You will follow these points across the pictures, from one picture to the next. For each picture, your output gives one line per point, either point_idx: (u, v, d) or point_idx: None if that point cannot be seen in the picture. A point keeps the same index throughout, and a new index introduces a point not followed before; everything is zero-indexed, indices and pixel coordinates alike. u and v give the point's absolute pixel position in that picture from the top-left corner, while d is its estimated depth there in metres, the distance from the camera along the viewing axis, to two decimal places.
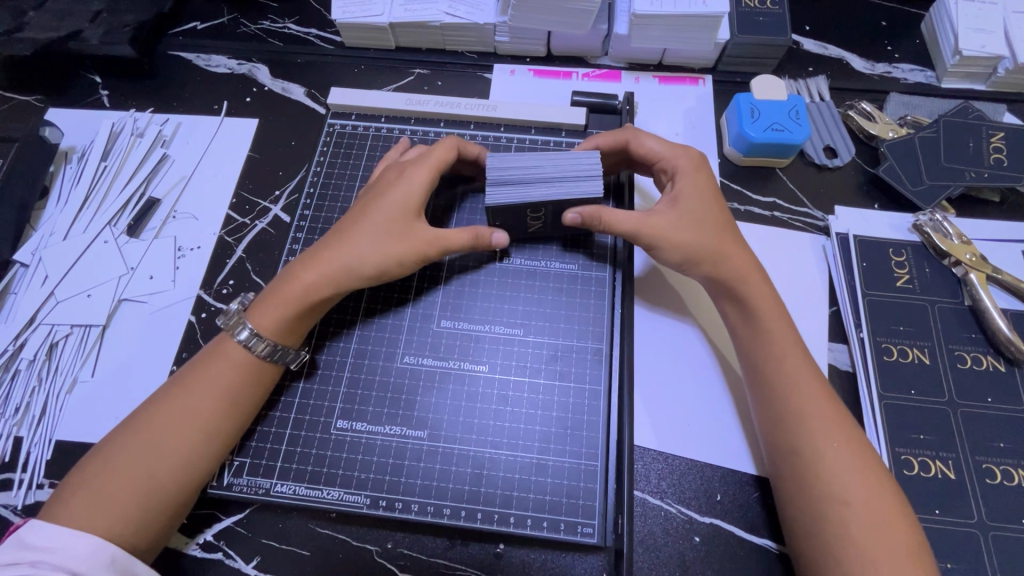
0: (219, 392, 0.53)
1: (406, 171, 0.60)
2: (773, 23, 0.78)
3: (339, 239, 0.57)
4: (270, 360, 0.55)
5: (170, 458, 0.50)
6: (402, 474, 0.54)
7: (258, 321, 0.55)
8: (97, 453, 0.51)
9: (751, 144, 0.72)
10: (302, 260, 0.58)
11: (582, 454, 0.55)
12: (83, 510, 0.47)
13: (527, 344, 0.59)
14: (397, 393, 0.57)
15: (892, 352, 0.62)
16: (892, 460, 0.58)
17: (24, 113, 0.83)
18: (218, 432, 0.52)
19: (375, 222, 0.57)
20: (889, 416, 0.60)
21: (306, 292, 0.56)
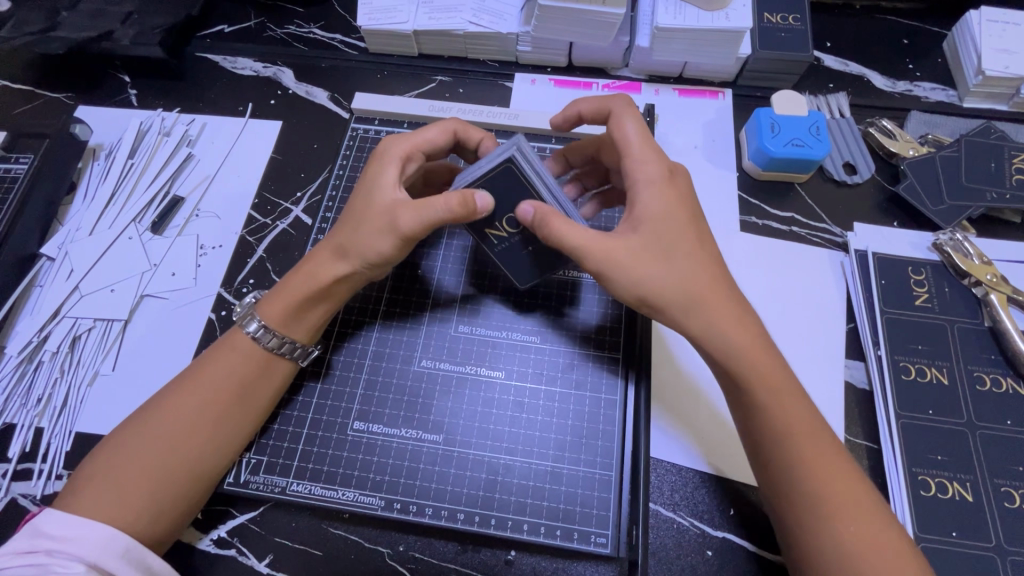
0: (231, 385, 0.53)
1: (387, 151, 0.57)
2: (795, 39, 0.78)
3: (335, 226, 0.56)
4: (277, 353, 0.55)
5: (183, 450, 0.51)
6: (417, 477, 0.55)
7: (265, 315, 0.55)
8: (111, 444, 0.51)
9: (770, 159, 0.73)
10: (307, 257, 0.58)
11: (596, 464, 0.55)
12: (96, 501, 0.48)
13: (543, 351, 0.59)
14: (414, 396, 0.58)
15: (909, 371, 0.62)
16: (907, 481, 0.57)
17: (55, 109, 0.85)
18: (230, 424, 0.53)
19: (361, 205, 0.54)
20: (906, 435, 0.59)
21: (309, 281, 0.55)
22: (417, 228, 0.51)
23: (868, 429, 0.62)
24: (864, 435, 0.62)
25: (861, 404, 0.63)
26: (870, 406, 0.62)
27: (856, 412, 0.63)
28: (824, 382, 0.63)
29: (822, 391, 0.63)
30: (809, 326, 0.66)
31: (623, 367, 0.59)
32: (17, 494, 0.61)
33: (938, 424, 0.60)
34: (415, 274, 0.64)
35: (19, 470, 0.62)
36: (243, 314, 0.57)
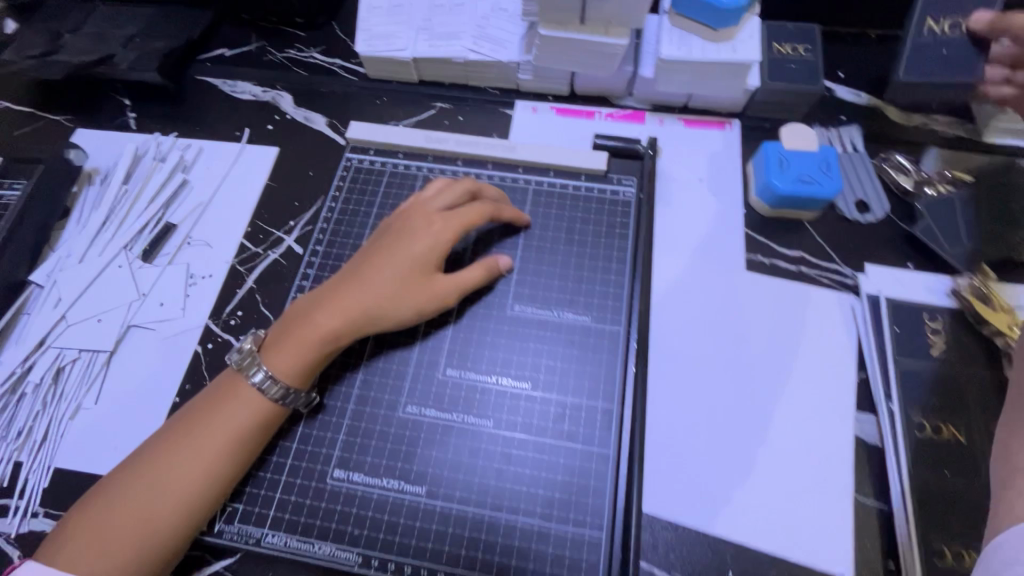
0: (218, 435, 0.51)
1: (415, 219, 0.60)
2: (805, 71, 0.75)
3: (348, 283, 0.57)
4: (280, 404, 0.54)
5: (168, 504, 0.49)
6: (397, 533, 0.52)
7: (274, 364, 0.53)
8: (97, 497, 0.50)
9: (779, 196, 0.70)
10: (315, 295, 0.58)
11: (585, 523, 0.52)
12: (79, 558, 0.48)
13: (534, 399, 0.57)
14: (398, 444, 0.55)
15: (924, 427, 0.58)
16: (920, 550, 0.53)
17: (53, 133, 0.85)
18: (216, 477, 0.51)
19: (387, 265, 0.57)
20: (921, 499, 0.55)
21: (321, 334, 0.55)
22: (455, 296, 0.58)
23: (879, 488, 0.58)
24: (875, 495, 0.58)
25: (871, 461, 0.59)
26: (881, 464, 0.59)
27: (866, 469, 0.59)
28: (832, 436, 0.60)
29: (830, 446, 0.59)
30: (817, 374, 0.63)
31: (619, 417, 0.56)
32: None
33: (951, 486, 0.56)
34: None
35: None
36: (240, 357, 0.55)
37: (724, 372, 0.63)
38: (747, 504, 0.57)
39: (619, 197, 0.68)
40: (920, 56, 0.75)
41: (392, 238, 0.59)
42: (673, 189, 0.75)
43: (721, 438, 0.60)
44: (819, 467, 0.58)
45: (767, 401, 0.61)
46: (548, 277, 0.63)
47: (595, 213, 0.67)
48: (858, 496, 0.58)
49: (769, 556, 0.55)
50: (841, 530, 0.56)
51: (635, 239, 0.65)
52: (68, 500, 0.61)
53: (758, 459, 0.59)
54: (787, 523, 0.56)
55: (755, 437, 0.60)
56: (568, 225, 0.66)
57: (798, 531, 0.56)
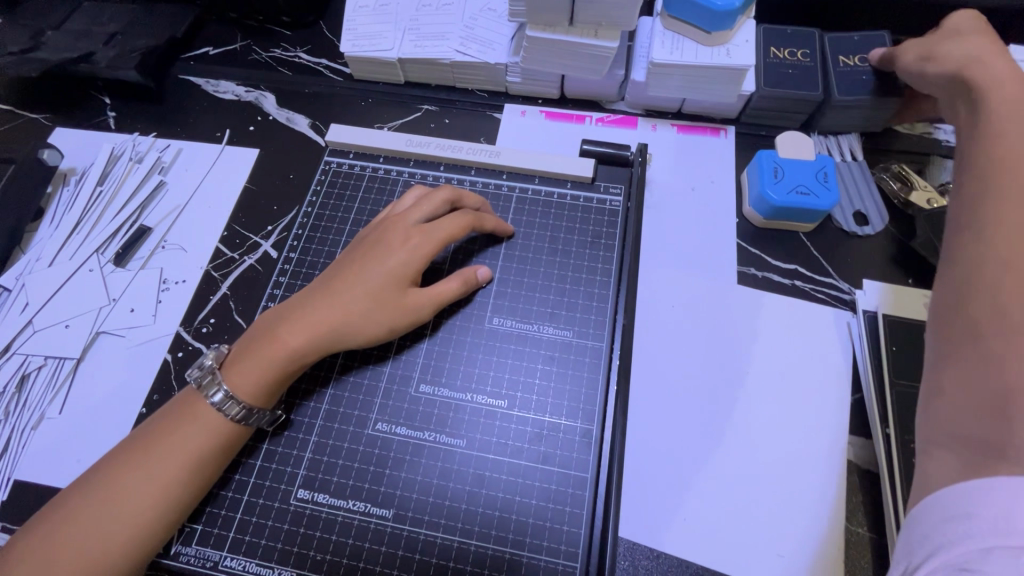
0: (178, 456, 0.49)
1: (394, 232, 0.57)
2: (803, 76, 0.73)
3: (321, 298, 0.54)
4: (242, 423, 0.52)
5: (122, 530, 0.47)
6: (362, 558, 0.50)
7: (234, 382, 0.51)
8: (47, 520, 0.48)
9: (772, 208, 0.67)
10: (283, 309, 0.55)
11: (559, 552, 0.49)
12: None
13: (510, 419, 0.54)
14: (366, 464, 0.53)
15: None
16: None
17: (31, 132, 0.83)
18: (175, 499, 0.49)
19: (360, 279, 0.55)
20: None
21: (288, 353, 0.52)
22: (429, 312, 0.56)
23: (872, 518, 0.55)
24: (868, 524, 0.55)
25: (865, 489, 0.56)
26: (875, 492, 0.56)
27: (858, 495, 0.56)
28: (824, 461, 0.57)
29: (821, 471, 0.57)
30: (810, 395, 0.60)
31: (598, 440, 0.53)
32: None
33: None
34: None
35: None
36: (200, 373, 0.52)
37: (711, 391, 0.60)
38: (731, 531, 0.54)
39: (606, 206, 0.65)
40: (846, 80, 0.71)
41: (366, 251, 0.57)
42: (663, 198, 0.72)
43: (706, 461, 0.57)
44: (810, 494, 0.56)
45: (756, 423, 0.59)
46: (529, 288, 0.61)
47: (580, 222, 0.64)
48: (849, 525, 0.54)
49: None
50: (831, 561, 0.53)
51: (621, 250, 0.62)
52: (27, 513, 0.58)
53: (745, 484, 0.56)
54: (774, 552, 0.53)
55: (743, 460, 0.57)
56: (552, 234, 0.64)
57: (785, 561, 0.53)
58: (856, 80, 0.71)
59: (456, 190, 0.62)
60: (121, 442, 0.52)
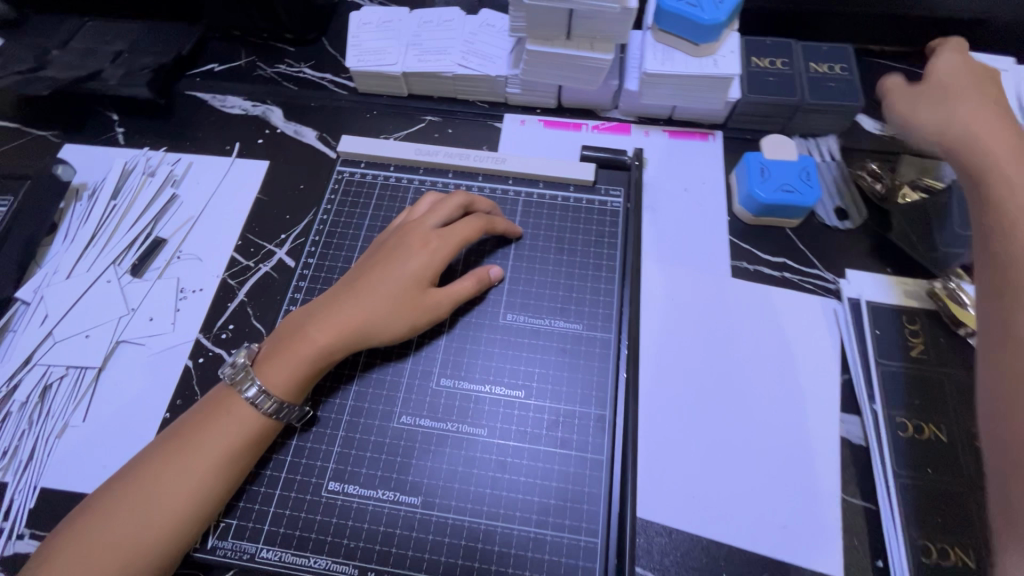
0: (213, 451, 0.51)
1: (414, 236, 0.61)
2: (784, 84, 0.78)
3: (346, 300, 0.57)
4: (273, 417, 0.54)
5: (161, 522, 0.49)
6: (394, 544, 0.52)
7: (268, 379, 0.54)
8: (86, 514, 0.49)
9: (761, 205, 0.72)
10: (310, 309, 0.58)
11: (580, 530, 0.52)
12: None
13: (527, 407, 0.57)
14: (392, 455, 0.56)
15: (907, 426, 0.60)
16: (907, 546, 0.55)
17: (40, 148, 0.84)
18: (210, 493, 0.51)
19: (384, 281, 0.58)
20: (906, 496, 0.57)
21: (318, 351, 0.55)
22: (447, 310, 0.59)
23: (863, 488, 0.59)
24: (861, 494, 0.59)
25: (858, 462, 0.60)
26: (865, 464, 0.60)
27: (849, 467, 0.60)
28: (819, 438, 0.61)
29: (817, 445, 0.61)
30: (804, 377, 0.64)
31: (613, 426, 0.56)
32: None
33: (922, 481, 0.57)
34: None
35: None
36: (232, 371, 0.55)
37: (712, 378, 0.64)
38: (737, 505, 0.58)
39: (608, 207, 0.69)
40: (819, 88, 0.78)
41: (389, 254, 0.60)
42: (659, 199, 0.77)
43: (711, 441, 0.61)
44: (807, 468, 0.60)
45: (756, 404, 0.63)
46: (539, 286, 0.64)
47: (584, 222, 0.68)
48: (844, 495, 0.59)
49: (759, 558, 0.56)
50: (829, 531, 0.57)
51: (624, 248, 0.66)
52: (55, 519, 0.60)
53: (748, 462, 0.60)
54: (778, 524, 0.57)
55: (745, 440, 0.61)
56: (559, 234, 0.68)
57: (788, 532, 0.57)
58: (825, 87, 0.78)
59: (470, 193, 0.65)
60: (156, 438, 0.54)
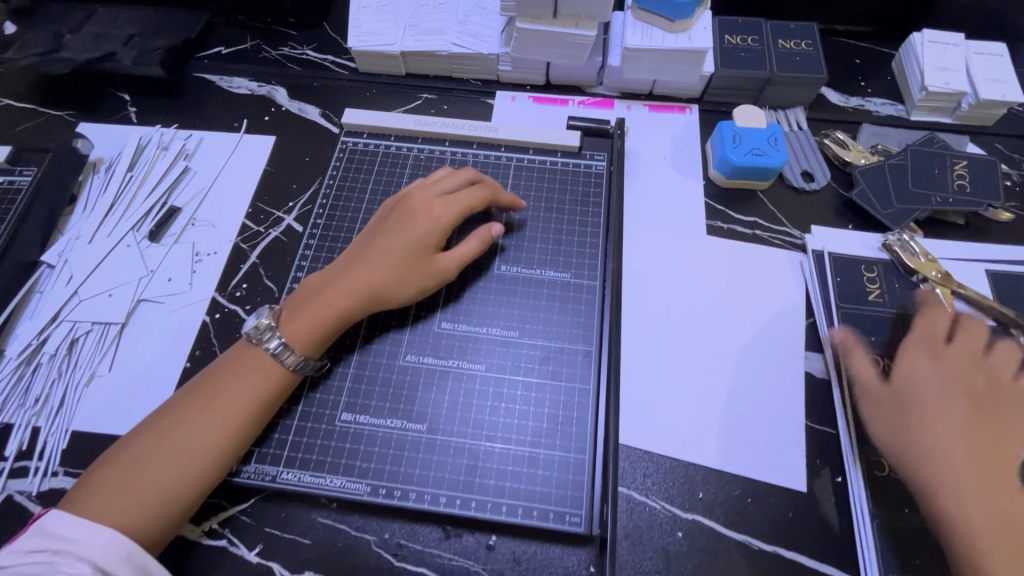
0: (234, 399, 0.56)
1: (420, 206, 0.66)
2: (754, 59, 0.85)
3: (360, 266, 0.63)
4: (294, 372, 0.59)
5: (193, 459, 0.54)
6: (402, 464, 0.57)
7: (290, 335, 0.59)
8: (124, 451, 0.54)
9: (733, 168, 0.78)
10: (327, 274, 0.63)
11: (570, 448, 0.58)
12: (106, 503, 0.51)
13: (521, 345, 0.63)
14: (398, 388, 0.61)
15: (865, 360, 0.66)
16: (862, 462, 0.61)
17: (57, 126, 0.89)
18: (237, 434, 0.56)
19: (392, 248, 0.63)
20: (862, 420, 0.63)
21: (336, 313, 0.60)
22: (451, 273, 0.65)
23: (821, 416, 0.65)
24: (824, 421, 0.65)
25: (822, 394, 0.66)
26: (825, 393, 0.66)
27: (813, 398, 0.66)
28: (786, 374, 0.67)
29: (785, 379, 0.67)
30: (772, 321, 0.71)
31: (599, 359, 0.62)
32: (13, 490, 0.63)
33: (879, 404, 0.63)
34: None
35: (15, 468, 0.64)
36: (258, 330, 0.60)
37: (689, 323, 0.70)
38: (712, 433, 0.64)
39: (593, 170, 0.75)
40: (786, 62, 0.84)
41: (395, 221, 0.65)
42: (641, 166, 0.83)
43: (690, 378, 0.67)
44: (775, 399, 0.66)
45: (729, 346, 0.69)
46: (530, 241, 0.70)
47: (571, 184, 0.74)
48: (809, 422, 0.65)
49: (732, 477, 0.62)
50: (794, 452, 0.63)
51: (608, 206, 0.72)
52: (86, 458, 0.65)
53: (723, 396, 0.66)
54: (749, 447, 0.63)
55: (720, 377, 0.67)
56: (548, 195, 0.73)
57: (758, 454, 0.63)
58: (792, 61, 0.84)
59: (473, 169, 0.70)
60: (187, 387, 0.59)
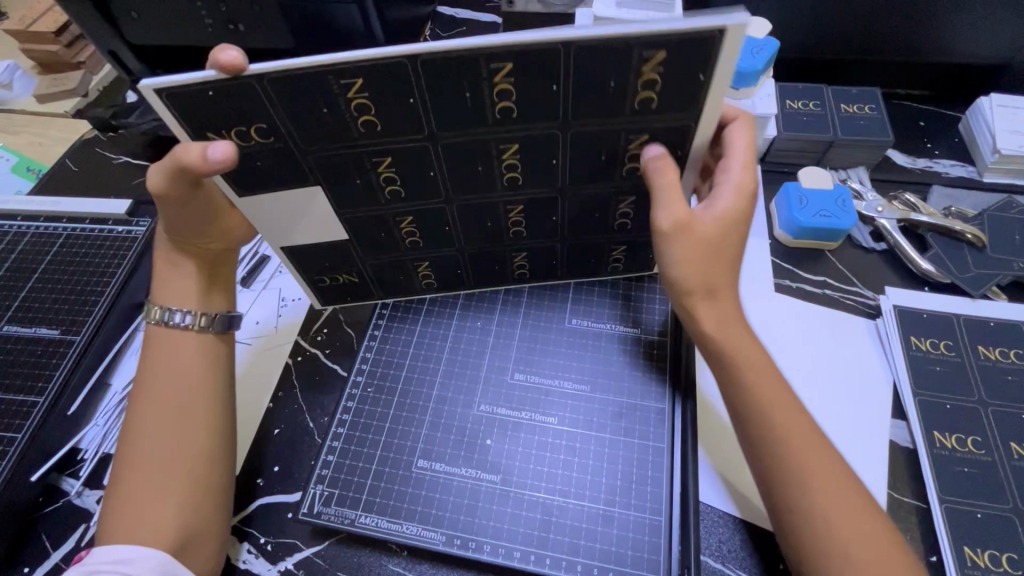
0: (157, 506, 0.55)
1: (136, 492, 0.56)
2: (817, 122, 0.86)
3: (122, 505, 0.55)
4: (179, 485, 0.57)
5: (156, 481, 0.56)
6: (476, 514, 0.58)
7: (148, 528, 0.54)
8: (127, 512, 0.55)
9: (801, 228, 0.79)
10: (125, 519, 0.55)
11: (645, 508, 0.57)
12: (153, 517, 0.55)
13: (592, 399, 0.64)
14: (471, 436, 0.63)
15: (946, 441, 0.64)
16: (955, 554, 0.58)
17: None
18: (178, 481, 0.57)
19: (145, 495, 0.56)
20: (951, 521, 0.59)
21: (142, 523, 0.54)
22: (155, 494, 0.56)
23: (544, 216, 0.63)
24: (911, 494, 0.62)
25: (577, 110, 0.51)
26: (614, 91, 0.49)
27: (432, 98, 0.49)
28: (869, 439, 0.66)
29: (868, 447, 0.65)
30: (848, 387, 0.69)
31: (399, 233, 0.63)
32: None
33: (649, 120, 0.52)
34: (476, 324, 0.71)
35: None
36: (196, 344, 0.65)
37: None
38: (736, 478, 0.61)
39: None
40: (848, 125, 0.86)
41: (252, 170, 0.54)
42: None
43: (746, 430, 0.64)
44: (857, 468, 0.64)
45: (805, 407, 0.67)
46: (601, 296, 0.72)
47: None
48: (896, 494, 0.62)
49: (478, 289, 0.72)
50: None
51: None
52: None
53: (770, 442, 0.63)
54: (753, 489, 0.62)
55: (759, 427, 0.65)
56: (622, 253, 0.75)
57: None
58: (856, 124, 0.86)
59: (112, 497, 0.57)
60: (146, 486, 0.56)
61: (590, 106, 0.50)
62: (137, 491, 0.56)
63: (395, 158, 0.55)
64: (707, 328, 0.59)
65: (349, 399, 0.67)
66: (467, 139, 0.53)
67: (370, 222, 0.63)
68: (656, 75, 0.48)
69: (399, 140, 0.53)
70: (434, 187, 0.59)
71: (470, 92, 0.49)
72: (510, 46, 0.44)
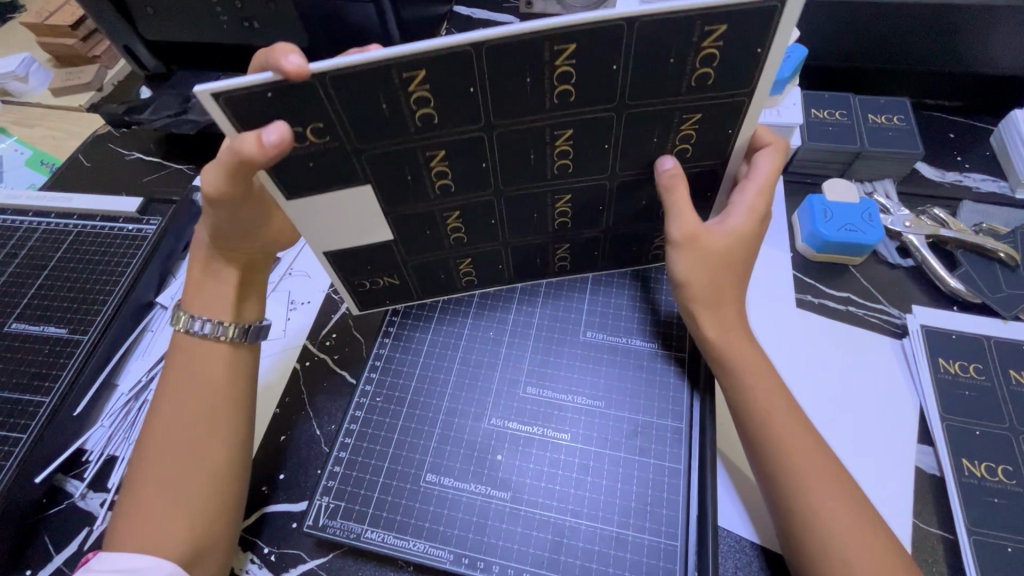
0: (168, 515, 0.54)
1: (148, 500, 0.55)
2: (843, 132, 0.84)
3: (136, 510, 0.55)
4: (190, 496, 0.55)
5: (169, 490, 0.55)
6: (485, 533, 0.57)
7: (157, 538, 0.53)
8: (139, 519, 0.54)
9: (825, 242, 0.76)
10: (137, 525, 0.54)
11: (660, 532, 0.55)
12: (163, 526, 0.54)
13: (607, 416, 0.62)
14: (481, 451, 0.61)
15: (975, 469, 0.61)
16: None
17: (179, 179, 0.99)
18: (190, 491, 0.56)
19: (157, 504, 0.55)
20: (981, 554, 0.57)
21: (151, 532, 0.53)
22: (167, 503, 0.55)
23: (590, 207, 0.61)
24: (939, 524, 0.60)
25: (635, 92, 0.49)
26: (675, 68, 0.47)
27: (493, 82, 0.47)
28: (895, 464, 0.63)
29: (893, 472, 0.63)
30: (872, 409, 0.67)
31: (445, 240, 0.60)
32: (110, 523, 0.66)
33: (705, 98, 0.50)
34: (487, 333, 0.70)
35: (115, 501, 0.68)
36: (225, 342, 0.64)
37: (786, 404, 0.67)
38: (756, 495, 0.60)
39: None
40: (876, 136, 0.83)
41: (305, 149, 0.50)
42: None
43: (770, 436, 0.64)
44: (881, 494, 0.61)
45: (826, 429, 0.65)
46: (616, 308, 0.70)
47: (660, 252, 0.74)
48: (922, 523, 0.60)
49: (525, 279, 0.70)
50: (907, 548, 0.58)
51: None
52: None
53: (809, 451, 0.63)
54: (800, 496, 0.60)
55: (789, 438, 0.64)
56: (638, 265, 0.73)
57: None
58: (884, 135, 0.83)
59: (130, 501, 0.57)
60: (159, 493, 0.55)
61: (648, 87, 0.49)
62: (149, 498, 0.55)
63: (450, 150, 0.53)
64: (708, 333, 0.60)
65: (357, 409, 0.65)
66: (529, 121, 0.51)
67: (416, 219, 0.60)
68: (714, 51, 0.46)
69: (458, 131, 0.51)
70: (486, 179, 0.57)
71: (531, 78, 0.47)
72: (573, 27, 0.43)
